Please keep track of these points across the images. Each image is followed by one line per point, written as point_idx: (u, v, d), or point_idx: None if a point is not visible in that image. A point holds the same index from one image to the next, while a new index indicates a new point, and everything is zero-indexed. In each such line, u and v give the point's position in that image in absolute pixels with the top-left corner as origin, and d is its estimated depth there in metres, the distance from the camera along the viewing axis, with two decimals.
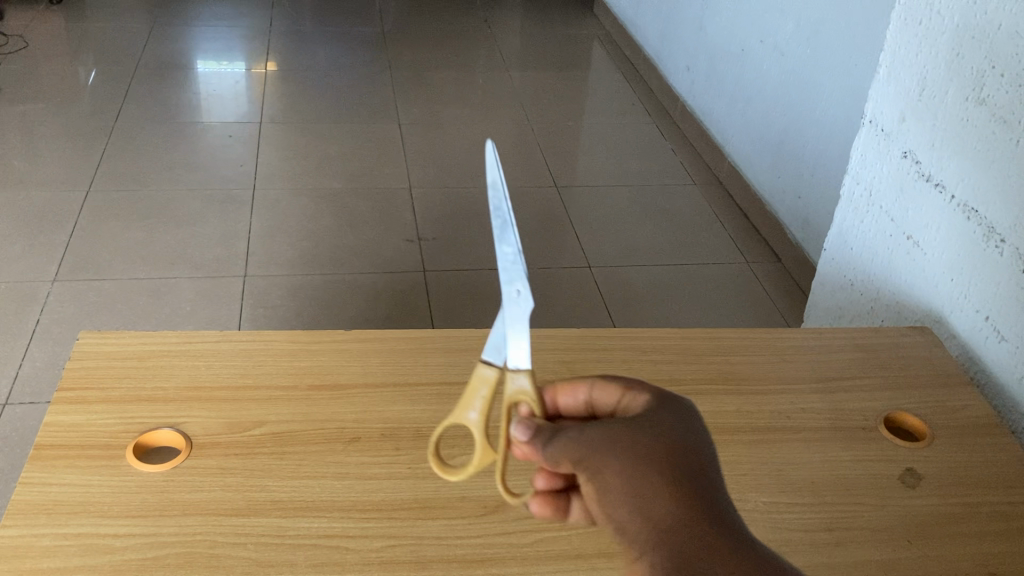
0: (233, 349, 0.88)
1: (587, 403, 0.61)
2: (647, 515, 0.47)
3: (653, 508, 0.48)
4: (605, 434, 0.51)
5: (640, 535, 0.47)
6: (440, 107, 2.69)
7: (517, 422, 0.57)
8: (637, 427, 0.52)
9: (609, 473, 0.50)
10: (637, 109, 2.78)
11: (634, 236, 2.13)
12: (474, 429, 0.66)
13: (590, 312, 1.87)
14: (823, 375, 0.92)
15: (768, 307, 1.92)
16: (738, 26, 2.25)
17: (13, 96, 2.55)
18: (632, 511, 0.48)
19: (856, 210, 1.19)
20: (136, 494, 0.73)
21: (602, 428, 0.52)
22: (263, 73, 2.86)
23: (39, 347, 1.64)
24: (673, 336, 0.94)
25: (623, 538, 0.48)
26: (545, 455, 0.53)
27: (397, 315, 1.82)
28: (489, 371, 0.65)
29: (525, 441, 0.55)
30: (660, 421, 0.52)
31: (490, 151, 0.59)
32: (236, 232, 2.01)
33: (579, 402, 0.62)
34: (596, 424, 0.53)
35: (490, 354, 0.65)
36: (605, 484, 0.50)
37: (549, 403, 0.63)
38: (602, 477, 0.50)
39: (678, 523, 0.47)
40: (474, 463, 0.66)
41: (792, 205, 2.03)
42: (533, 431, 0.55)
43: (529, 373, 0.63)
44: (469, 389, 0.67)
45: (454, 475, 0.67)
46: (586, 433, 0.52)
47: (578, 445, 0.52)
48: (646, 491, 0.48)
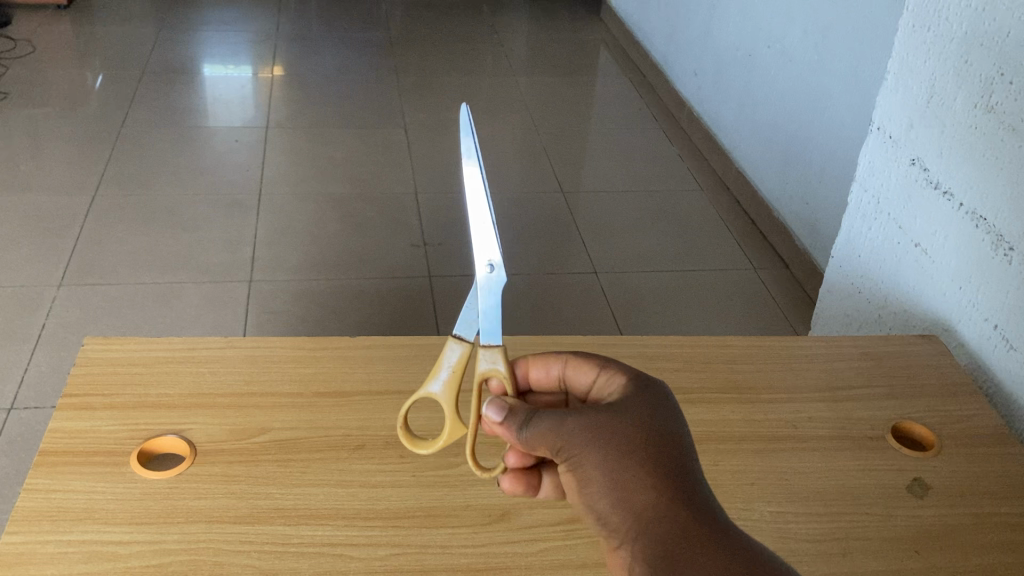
0: (237, 356, 0.88)
1: (559, 379, 0.66)
2: (629, 507, 0.53)
3: (634, 501, 0.53)
4: (583, 426, 0.55)
5: (624, 525, 0.53)
6: (446, 112, 2.69)
7: (490, 403, 0.59)
8: (612, 416, 0.56)
9: (590, 465, 0.55)
10: (643, 115, 2.77)
11: (640, 242, 2.13)
12: (444, 402, 0.70)
13: (596, 317, 1.87)
14: (830, 383, 0.92)
15: (773, 313, 1.91)
16: (746, 32, 2.25)
17: (21, 100, 2.56)
18: (615, 503, 0.54)
19: (864, 218, 1.18)
20: (140, 501, 0.73)
21: (579, 418, 0.56)
22: (269, 78, 2.86)
23: (45, 351, 1.65)
24: (678, 343, 0.94)
25: (607, 524, 0.54)
26: (525, 442, 0.57)
27: (402, 321, 1.82)
28: (459, 347, 0.69)
29: (501, 424, 0.59)
30: (631, 406, 0.57)
31: (463, 116, 0.66)
32: (242, 236, 2.01)
33: (551, 377, 0.67)
34: (572, 411, 0.56)
35: (461, 331, 0.70)
36: (588, 476, 0.55)
37: (521, 376, 0.69)
38: (584, 469, 0.55)
39: (657, 515, 0.52)
40: (444, 435, 0.71)
41: (800, 211, 2.02)
42: (507, 414, 0.59)
43: (502, 350, 0.68)
44: (437, 364, 0.71)
45: (423, 448, 0.71)
46: (564, 424, 0.56)
47: (558, 437, 0.56)
48: (626, 485, 0.53)
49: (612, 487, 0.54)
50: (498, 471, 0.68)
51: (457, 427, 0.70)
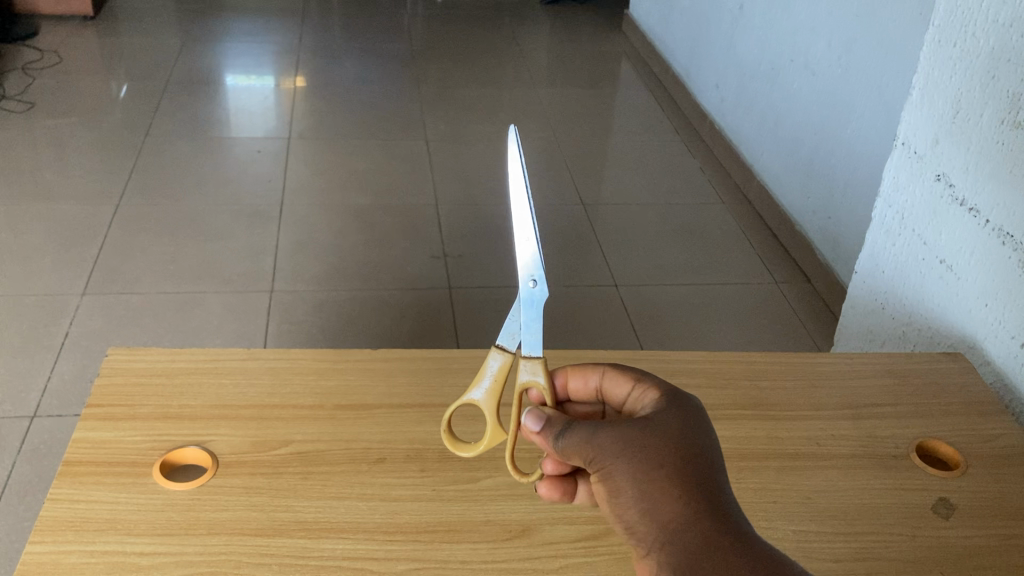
0: (259, 368, 0.88)
1: (596, 390, 0.67)
2: (652, 518, 0.54)
3: (658, 511, 0.54)
4: (613, 438, 0.56)
5: (648, 535, 0.54)
6: (467, 123, 2.71)
7: (529, 412, 0.62)
8: (640, 428, 0.56)
9: (618, 477, 0.56)
10: (664, 128, 2.77)
11: (660, 255, 2.12)
12: (485, 409, 0.71)
13: (616, 331, 1.86)
14: (854, 401, 0.91)
15: (794, 328, 1.90)
16: (769, 44, 2.24)
17: (47, 110, 2.59)
18: (640, 514, 0.54)
19: (888, 233, 1.17)
20: (162, 512, 0.73)
21: (609, 430, 0.57)
22: (292, 88, 2.88)
23: (68, 359, 1.66)
24: (700, 360, 0.94)
25: (634, 534, 0.55)
26: (561, 452, 0.59)
27: (421, 332, 1.82)
28: (501, 357, 0.70)
29: (540, 433, 0.61)
30: (662, 418, 0.57)
31: (512, 134, 0.68)
32: (264, 246, 2.02)
33: (588, 388, 0.68)
34: (604, 423, 0.58)
35: (504, 341, 0.70)
36: (615, 487, 0.56)
37: (560, 386, 0.70)
38: (612, 479, 0.56)
39: (680, 525, 0.53)
40: (485, 441, 0.72)
41: (823, 225, 2.01)
42: (545, 424, 0.61)
43: (542, 362, 0.69)
44: (480, 371, 0.72)
45: (466, 452, 0.73)
46: (595, 436, 0.57)
47: (588, 448, 0.57)
48: (650, 496, 0.54)
49: (638, 498, 0.55)
50: (534, 476, 0.69)
51: (498, 435, 0.72)
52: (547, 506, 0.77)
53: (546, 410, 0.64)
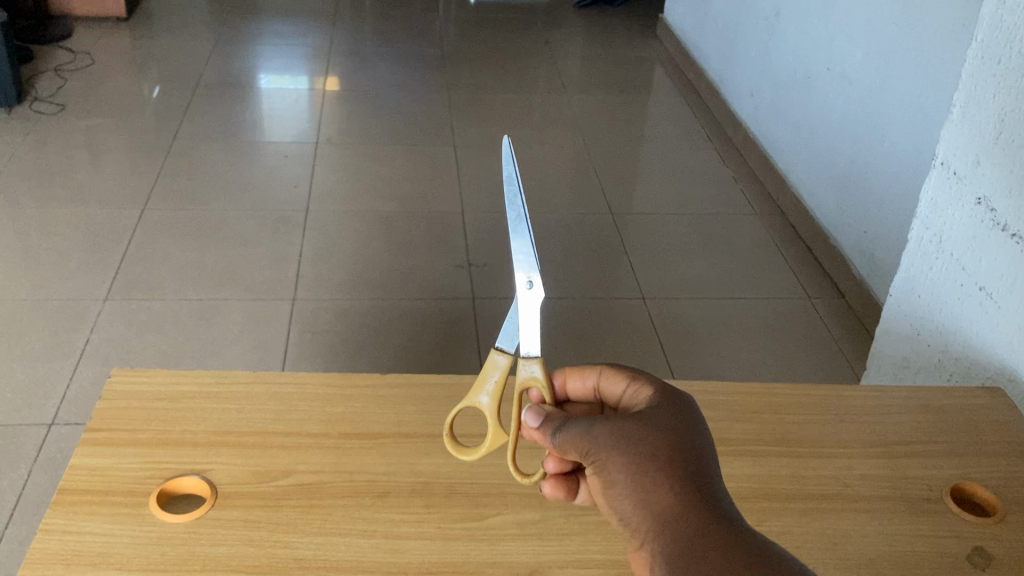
0: (265, 392, 0.86)
1: (594, 389, 0.68)
2: (647, 508, 0.56)
3: (653, 503, 0.56)
4: (611, 432, 0.58)
5: (643, 526, 0.56)
6: (495, 130, 2.67)
7: (530, 409, 0.64)
8: (637, 424, 0.59)
9: (614, 469, 0.57)
10: (697, 135, 2.72)
11: (690, 267, 2.07)
12: (487, 411, 0.73)
13: (643, 346, 1.81)
14: (885, 438, 0.86)
15: (828, 347, 1.84)
16: (805, 52, 2.19)
17: (78, 112, 2.60)
18: (635, 504, 0.56)
19: (925, 256, 1.12)
20: (156, 546, 0.70)
21: (606, 425, 0.59)
22: (323, 92, 2.87)
23: (87, 366, 1.65)
24: (723, 391, 0.90)
25: (629, 525, 0.57)
26: (556, 446, 0.61)
27: (443, 345, 1.79)
28: (501, 359, 0.72)
29: (538, 429, 0.62)
30: (658, 417, 0.59)
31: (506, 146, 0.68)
32: (288, 253, 2.00)
33: (586, 387, 0.68)
34: (603, 418, 0.59)
35: (504, 343, 0.72)
36: (611, 479, 0.58)
37: (559, 387, 0.71)
38: (608, 471, 0.58)
39: (674, 515, 0.55)
40: (488, 443, 0.73)
41: (859, 239, 1.95)
42: (544, 420, 0.62)
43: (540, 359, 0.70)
44: (483, 374, 0.74)
45: (468, 454, 0.75)
46: (592, 429, 0.59)
47: (585, 441, 0.59)
48: (645, 488, 0.56)
49: (633, 490, 0.56)
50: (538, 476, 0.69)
51: (499, 436, 0.73)
52: (556, 546, 0.73)
53: (545, 408, 0.65)
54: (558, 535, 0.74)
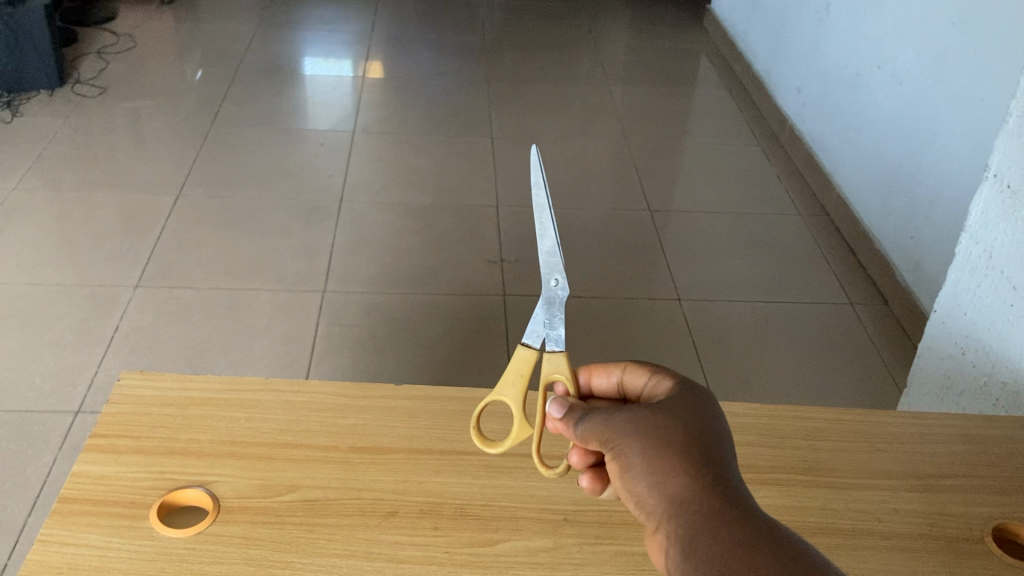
0: (275, 401, 0.83)
1: (618, 385, 0.64)
2: (663, 491, 0.53)
3: (667, 485, 0.53)
4: (629, 419, 0.56)
5: (659, 509, 0.53)
6: (535, 121, 2.63)
7: (553, 400, 0.62)
8: (656, 410, 0.56)
9: (631, 453, 0.55)
10: (742, 131, 2.66)
11: (729, 267, 2.02)
12: (512, 406, 0.69)
13: (677, 349, 1.77)
14: (923, 471, 0.81)
15: (870, 356, 1.78)
16: (855, 48, 2.12)
17: (119, 94, 2.60)
18: (651, 486, 0.53)
19: (973, 273, 1.07)
20: (153, 562, 0.68)
21: (625, 413, 0.57)
22: (363, 79, 2.85)
23: (115, 354, 1.64)
24: (753, 414, 0.86)
25: (645, 510, 0.54)
26: (578, 436, 0.59)
27: (472, 342, 1.76)
28: (525, 353, 0.68)
29: (561, 420, 0.61)
30: (677, 406, 0.57)
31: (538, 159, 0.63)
32: (320, 244, 1.99)
33: (611, 384, 0.65)
34: (624, 408, 0.58)
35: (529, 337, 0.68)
36: (627, 464, 0.55)
37: (584, 384, 0.67)
38: (625, 456, 0.55)
39: (691, 496, 0.52)
40: (513, 437, 0.70)
41: (904, 244, 1.89)
42: (567, 410, 0.60)
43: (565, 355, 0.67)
44: (507, 368, 0.70)
45: (494, 448, 0.71)
46: (611, 417, 0.57)
47: (604, 428, 0.57)
48: (661, 469, 0.53)
49: (650, 471, 0.54)
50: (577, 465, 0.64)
51: (524, 430, 0.69)
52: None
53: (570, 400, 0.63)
54: (571, 564, 0.71)
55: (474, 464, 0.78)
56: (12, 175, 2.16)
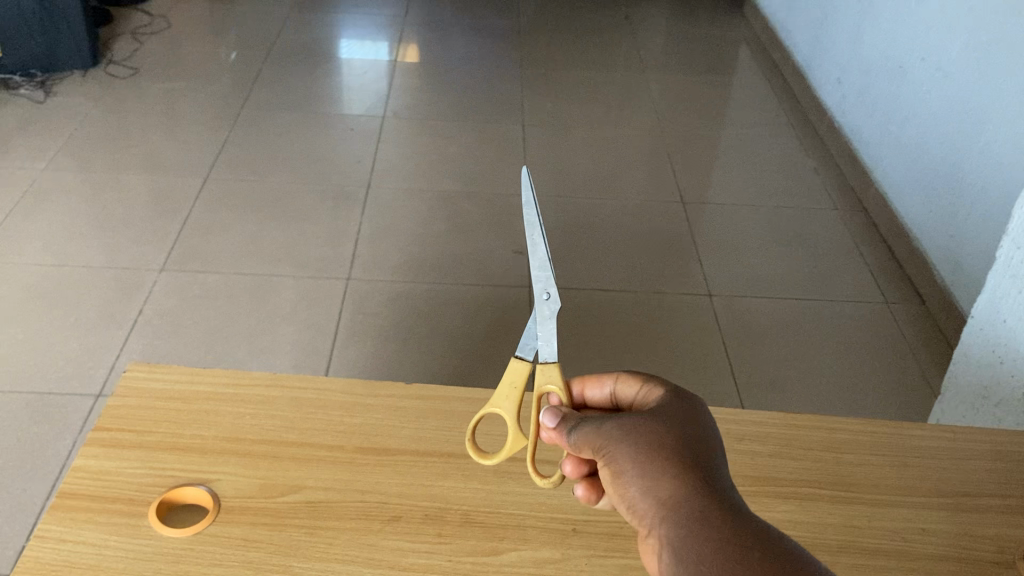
0: (281, 398, 0.81)
1: (612, 396, 0.63)
2: (653, 494, 0.50)
3: (657, 489, 0.50)
4: (621, 425, 0.54)
5: (649, 513, 0.50)
6: (568, 109, 2.59)
7: (546, 410, 0.61)
8: (648, 416, 0.54)
9: (621, 458, 0.53)
10: (780, 122, 2.60)
11: (761, 263, 1.97)
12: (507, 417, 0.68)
13: (706, 345, 1.73)
14: (952, 487, 0.78)
15: (904, 357, 1.73)
16: (899, 39, 2.05)
17: (155, 75, 2.61)
18: (641, 490, 0.51)
19: (1015, 278, 1.02)
20: (150, 562, 0.67)
21: (617, 420, 0.55)
22: (397, 63, 2.82)
23: (138, 338, 1.64)
24: (775, 423, 0.82)
25: (637, 516, 0.51)
26: (572, 446, 0.57)
27: (496, 333, 1.73)
28: (519, 365, 0.68)
29: (555, 429, 0.59)
30: (669, 413, 0.55)
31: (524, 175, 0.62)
32: (345, 231, 1.97)
33: (605, 395, 0.63)
34: (617, 416, 0.56)
35: (523, 350, 0.68)
36: (618, 470, 0.53)
37: (577, 395, 0.65)
38: (616, 463, 0.53)
39: (680, 499, 0.49)
40: (508, 448, 0.69)
41: (944, 243, 1.83)
42: (561, 420, 0.59)
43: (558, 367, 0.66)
44: (503, 379, 0.69)
45: (489, 461, 0.70)
46: (603, 425, 0.55)
47: (596, 435, 0.55)
48: (650, 472, 0.51)
49: (639, 475, 0.51)
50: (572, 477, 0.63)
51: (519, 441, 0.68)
52: None
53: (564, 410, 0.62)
54: None
55: (481, 469, 0.76)
56: (44, 155, 2.16)
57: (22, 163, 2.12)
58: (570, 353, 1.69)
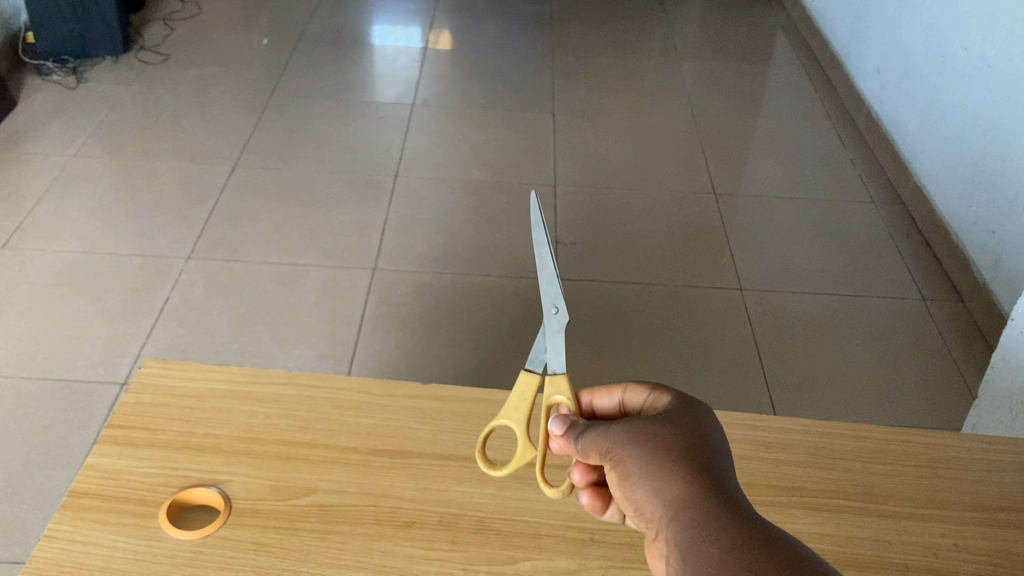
0: (297, 396, 0.80)
1: (620, 405, 0.61)
2: (661, 496, 0.49)
3: (665, 490, 0.49)
4: (629, 428, 0.53)
5: (657, 516, 0.48)
6: (600, 97, 2.56)
7: (554, 417, 0.59)
8: (657, 420, 0.53)
9: (629, 461, 0.51)
10: (816, 112, 2.55)
11: (795, 257, 1.93)
12: (516, 427, 0.68)
13: (736, 341, 1.70)
14: (987, 501, 0.75)
15: (941, 355, 1.69)
16: (941, 28, 1.99)
17: (187, 60, 2.61)
18: (649, 492, 0.49)
19: None
20: (159, 565, 0.66)
21: (625, 423, 0.53)
22: (428, 50, 2.80)
23: (164, 327, 1.64)
24: (803, 431, 0.80)
25: (645, 520, 0.49)
26: (581, 451, 0.55)
27: (522, 326, 1.71)
28: (529, 376, 0.68)
29: (562, 437, 0.57)
30: (677, 417, 0.53)
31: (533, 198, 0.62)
32: (373, 220, 1.96)
33: (613, 404, 0.62)
34: (625, 420, 0.54)
35: (533, 363, 0.68)
36: (625, 472, 0.51)
37: (586, 405, 0.64)
38: (623, 465, 0.51)
39: (688, 500, 0.47)
40: (518, 458, 0.69)
41: (984, 240, 1.78)
42: (569, 426, 0.57)
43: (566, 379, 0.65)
44: (515, 390, 0.70)
45: (499, 471, 0.70)
46: (611, 429, 0.54)
47: (603, 439, 0.53)
48: (660, 475, 0.49)
49: (647, 477, 0.50)
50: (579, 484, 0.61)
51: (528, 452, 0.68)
52: None
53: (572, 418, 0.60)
54: None
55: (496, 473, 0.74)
56: (74, 141, 2.17)
57: (52, 150, 2.13)
58: (597, 347, 1.67)
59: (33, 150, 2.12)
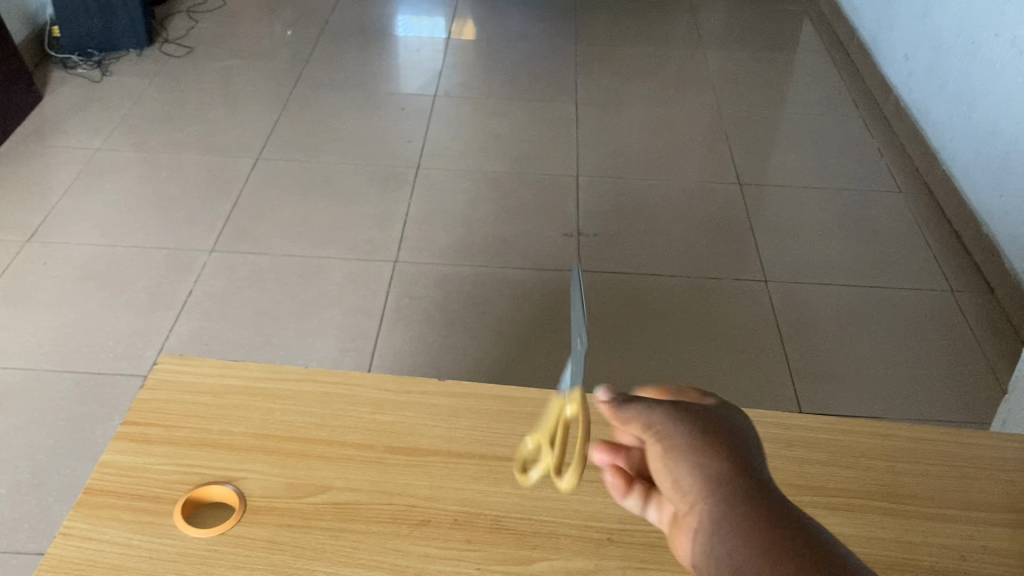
0: (312, 393, 0.79)
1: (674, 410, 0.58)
2: (708, 475, 0.47)
3: (713, 470, 0.47)
4: (679, 406, 0.52)
5: (696, 493, 0.47)
6: (623, 86, 2.54)
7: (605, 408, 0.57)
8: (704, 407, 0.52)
9: (675, 435, 0.50)
10: (843, 100, 2.51)
11: (820, 248, 1.91)
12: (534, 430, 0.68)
13: (760, 334, 1.68)
14: (1015, 503, 0.73)
15: (970, 347, 1.66)
16: (973, 13, 1.95)
17: (210, 52, 2.62)
18: (694, 470, 0.48)
19: None
20: (173, 563, 0.65)
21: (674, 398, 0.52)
22: (450, 40, 2.79)
23: (186, 320, 1.64)
24: (827, 429, 0.78)
25: (682, 495, 0.48)
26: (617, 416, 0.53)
27: (543, 318, 1.70)
28: None
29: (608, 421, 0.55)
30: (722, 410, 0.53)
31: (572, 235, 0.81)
32: (394, 212, 1.95)
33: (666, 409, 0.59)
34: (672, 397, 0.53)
35: None
36: (669, 444, 0.49)
37: None
38: (669, 436, 0.50)
39: (737, 485, 0.47)
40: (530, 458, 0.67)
41: (1015, 230, 1.75)
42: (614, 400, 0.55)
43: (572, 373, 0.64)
44: None
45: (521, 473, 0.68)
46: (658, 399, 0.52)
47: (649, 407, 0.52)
48: (704, 456, 0.48)
49: (696, 455, 0.49)
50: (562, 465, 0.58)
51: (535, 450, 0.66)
52: None
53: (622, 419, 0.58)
54: None
55: (513, 472, 0.73)
56: (99, 134, 2.18)
57: (78, 143, 2.14)
58: (620, 339, 1.65)
59: (59, 143, 2.14)
